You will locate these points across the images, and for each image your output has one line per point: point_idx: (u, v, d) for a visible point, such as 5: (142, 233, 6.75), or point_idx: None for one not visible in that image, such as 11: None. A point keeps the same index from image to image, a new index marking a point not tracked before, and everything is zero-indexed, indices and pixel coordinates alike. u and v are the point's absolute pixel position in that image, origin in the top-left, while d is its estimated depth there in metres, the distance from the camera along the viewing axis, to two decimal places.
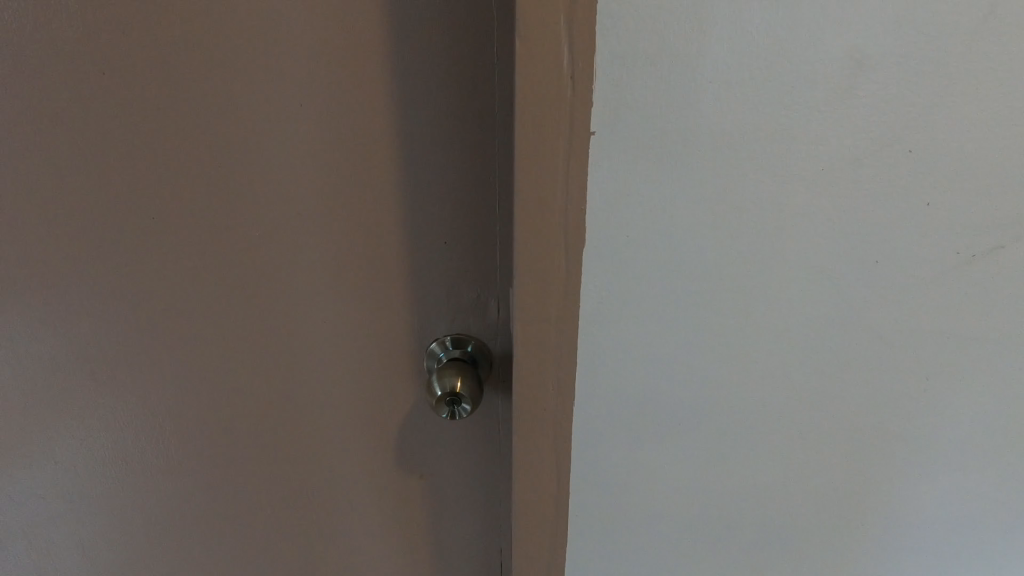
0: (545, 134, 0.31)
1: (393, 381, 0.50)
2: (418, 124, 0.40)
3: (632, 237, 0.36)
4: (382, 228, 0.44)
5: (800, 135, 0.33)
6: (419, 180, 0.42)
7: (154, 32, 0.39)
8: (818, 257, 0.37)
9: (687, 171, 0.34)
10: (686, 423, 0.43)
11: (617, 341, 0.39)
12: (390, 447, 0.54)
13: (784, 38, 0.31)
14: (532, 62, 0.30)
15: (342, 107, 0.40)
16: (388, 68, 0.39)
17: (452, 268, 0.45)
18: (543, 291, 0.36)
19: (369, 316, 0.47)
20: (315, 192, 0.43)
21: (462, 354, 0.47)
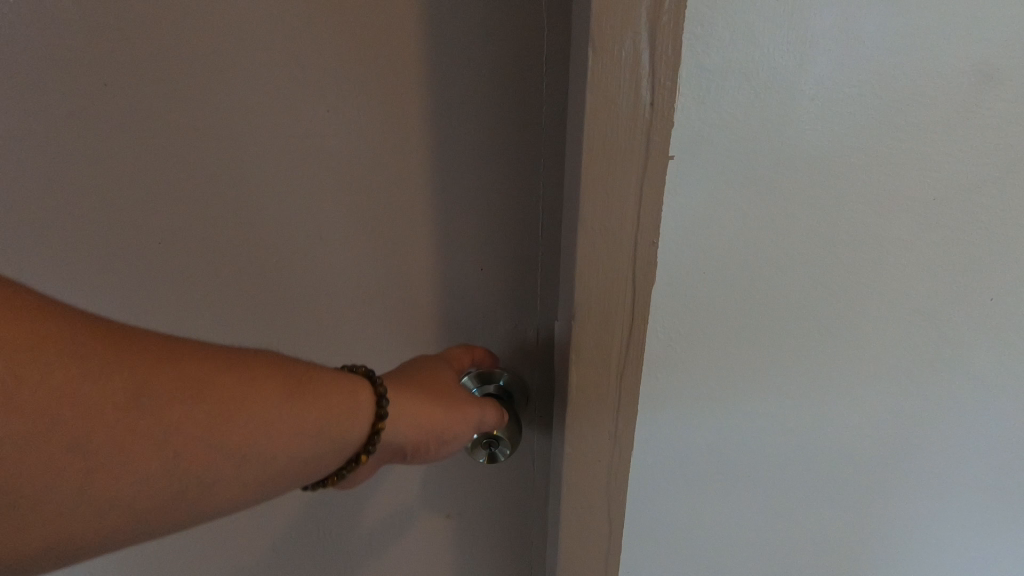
0: (618, 161, 0.27)
1: None
2: (458, 137, 0.35)
3: (708, 273, 0.31)
4: (413, 254, 0.38)
5: (908, 155, 0.29)
6: (459, 201, 0.37)
7: (169, 35, 0.32)
8: (916, 293, 0.32)
9: (771, 198, 0.29)
10: (755, 472, 0.38)
11: (684, 387, 0.35)
12: (412, 486, 0.49)
13: (905, 50, 0.26)
14: (609, 79, 0.25)
15: (376, 122, 0.35)
16: (431, 76, 0.33)
17: (489, 298, 0.40)
18: (604, 330, 0.31)
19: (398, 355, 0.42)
20: (344, 213, 0.37)
21: (497, 391, 0.43)
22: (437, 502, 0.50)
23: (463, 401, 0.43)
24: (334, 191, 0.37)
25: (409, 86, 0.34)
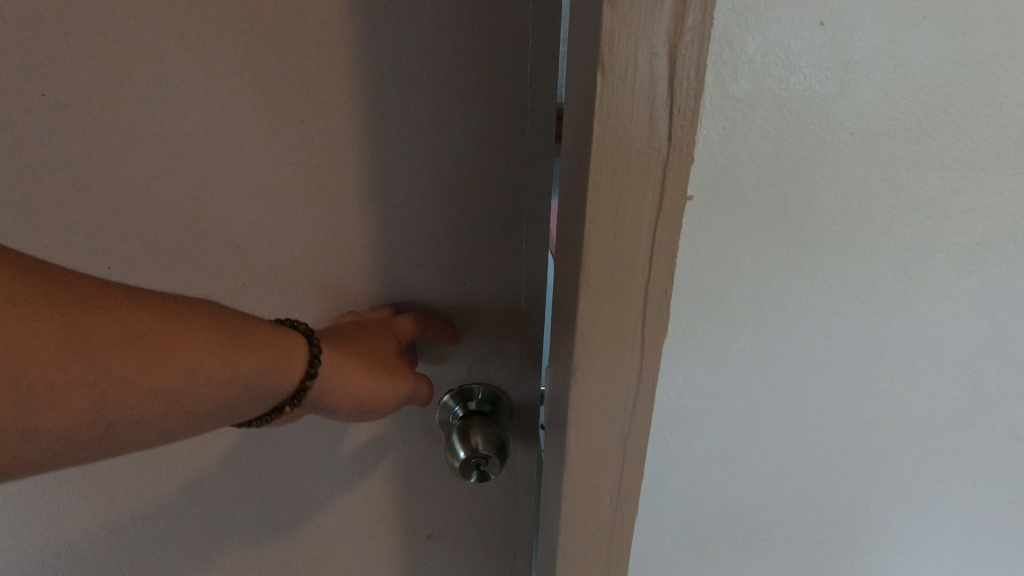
0: (628, 200, 0.23)
1: (391, 459, 0.41)
2: (428, 151, 0.31)
3: (725, 324, 0.28)
4: (393, 267, 0.34)
5: (952, 195, 0.25)
6: (431, 221, 0.33)
7: (86, 40, 0.27)
8: (954, 346, 0.29)
9: (799, 241, 0.26)
10: (769, 531, 0.35)
11: (693, 445, 0.31)
12: (387, 534, 0.44)
13: (957, 77, 0.23)
14: (621, 107, 0.22)
15: (333, 135, 0.30)
16: (397, 85, 0.29)
17: (467, 323, 0.36)
18: (607, 383, 0.28)
19: None
20: (301, 238, 0.33)
21: (483, 400, 0.38)
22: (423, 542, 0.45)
23: (445, 419, 0.38)
24: (299, 202, 0.32)
25: (374, 96, 0.29)
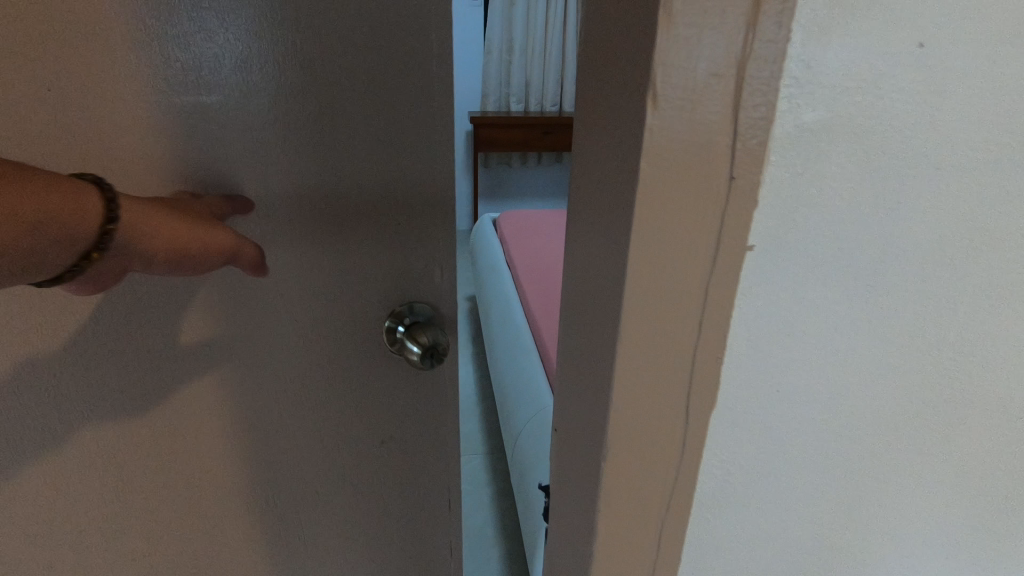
0: (688, 199, 0.20)
1: (303, 380, 0.48)
2: (283, 82, 0.38)
3: (792, 306, 0.27)
4: (272, 189, 0.41)
5: (997, 154, 0.26)
6: (296, 146, 0.40)
7: None
8: (995, 304, 0.30)
9: (865, 209, 0.26)
10: (817, 522, 0.34)
11: (752, 445, 0.29)
12: (303, 454, 0.51)
13: (1006, 38, 0.24)
14: (685, 86, 0.18)
15: (202, 67, 0.37)
16: (252, 24, 0.36)
17: (349, 242, 0.43)
18: (654, 418, 0.24)
19: (268, 309, 0.45)
20: (182, 164, 0.39)
21: (418, 320, 0.46)
22: (348, 446, 0.51)
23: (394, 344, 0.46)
24: (178, 128, 0.38)
25: (237, 34, 0.36)
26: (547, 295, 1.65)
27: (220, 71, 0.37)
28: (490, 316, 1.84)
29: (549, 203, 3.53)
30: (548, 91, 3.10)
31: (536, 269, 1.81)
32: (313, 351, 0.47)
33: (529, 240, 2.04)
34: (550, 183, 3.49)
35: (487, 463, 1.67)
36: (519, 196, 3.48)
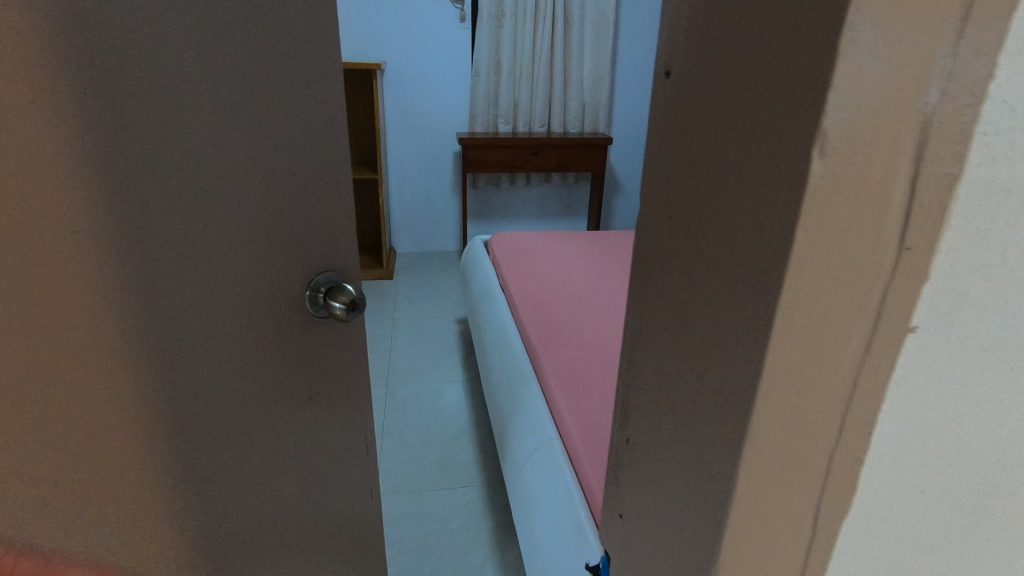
0: (896, 76, 0.25)
1: (180, 315, 0.62)
2: (165, 83, 0.55)
3: (1004, 178, 0.28)
4: (152, 156, 0.56)
5: None
6: (176, 125, 0.56)
7: None
8: None
9: None
10: (992, 413, 0.35)
11: (952, 324, 0.31)
12: (176, 375, 0.64)
13: None
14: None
15: (89, 71, 0.51)
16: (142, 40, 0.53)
17: (214, 198, 0.60)
18: (855, 266, 0.29)
19: (132, 257, 0.58)
20: (73, 148, 0.52)
21: (334, 286, 0.70)
22: (222, 359, 0.67)
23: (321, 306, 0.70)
24: (76, 117, 0.51)
25: (134, 51, 0.53)
26: (544, 317, 1.60)
27: (112, 74, 0.52)
28: (485, 339, 1.78)
29: (537, 224, 3.51)
30: (536, 113, 3.10)
31: (531, 290, 1.76)
32: (248, 310, 0.66)
33: (523, 260, 2.00)
34: (539, 204, 3.47)
35: (484, 494, 1.62)
36: (506, 217, 3.47)
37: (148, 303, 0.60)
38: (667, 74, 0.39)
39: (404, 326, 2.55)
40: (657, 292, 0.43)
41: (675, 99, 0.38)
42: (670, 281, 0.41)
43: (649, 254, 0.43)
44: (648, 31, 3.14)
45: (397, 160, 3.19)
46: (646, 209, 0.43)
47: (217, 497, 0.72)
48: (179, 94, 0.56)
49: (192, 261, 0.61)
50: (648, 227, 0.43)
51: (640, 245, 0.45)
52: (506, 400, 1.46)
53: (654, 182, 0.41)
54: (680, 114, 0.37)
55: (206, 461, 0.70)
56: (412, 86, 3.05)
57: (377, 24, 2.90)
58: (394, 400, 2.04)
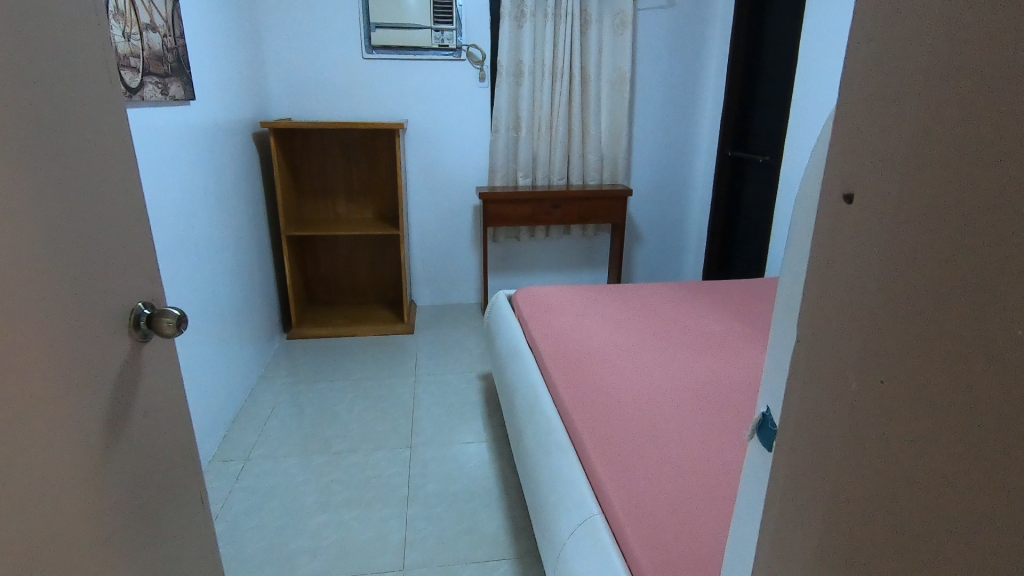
0: None
1: (97, 342, 0.65)
2: (72, 128, 0.61)
3: None
4: (76, 196, 0.62)
5: None
6: (83, 166, 0.63)
7: None
8: None
9: None
10: None
11: None
12: (105, 402, 0.67)
13: None
14: None
15: (34, 119, 0.56)
16: (63, 91, 0.60)
17: (104, 231, 0.67)
18: None
19: (73, 289, 0.61)
20: (41, 193, 0.57)
21: (156, 311, 0.73)
22: (123, 385, 0.70)
23: (148, 336, 0.74)
24: (35, 164, 0.56)
25: (57, 101, 0.59)
26: (581, 383, 1.51)
27: (47, 122, 0.58)
28: (515, 401, 1.71)
29: (557, 276, 3.50)
30: (556, 166, 3.12)
31: (567, 352, 1.69)
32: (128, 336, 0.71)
33: (553, 319, 1.93)
34: (559, 255, 3.47)
35: (518, 570, 1.52)
36: (526, 268, 3.45)
37: (85, 335, 0.63)
38: (845, 198, 0.37)
39: (426, 383, 2.50)
40: (842, 424, 0.39)
41: (857, 224, 0.36)
42: (868, 415, 0.36)
43: (831, 382, 0.39)
44: (665, 85, 3.19)
45: (419, 214, 3.21)
46: (811, 324, 0.41)
47: (147, 529, 0.74)
48: (81, 136, 0.63)
49: (112, 287, 0.68)
50: (818, 347, 0.41)
51: (814, 366, 0.41)
52: (542, 473, 1.36)
53: (833, 304, 0.39)
54: (871, 238, 0.35)
55: (136, 489, 0.72)
56: (435, 144, 3.10)
57: (401, 84, 2.97)
58: (419, 462, 1.97)
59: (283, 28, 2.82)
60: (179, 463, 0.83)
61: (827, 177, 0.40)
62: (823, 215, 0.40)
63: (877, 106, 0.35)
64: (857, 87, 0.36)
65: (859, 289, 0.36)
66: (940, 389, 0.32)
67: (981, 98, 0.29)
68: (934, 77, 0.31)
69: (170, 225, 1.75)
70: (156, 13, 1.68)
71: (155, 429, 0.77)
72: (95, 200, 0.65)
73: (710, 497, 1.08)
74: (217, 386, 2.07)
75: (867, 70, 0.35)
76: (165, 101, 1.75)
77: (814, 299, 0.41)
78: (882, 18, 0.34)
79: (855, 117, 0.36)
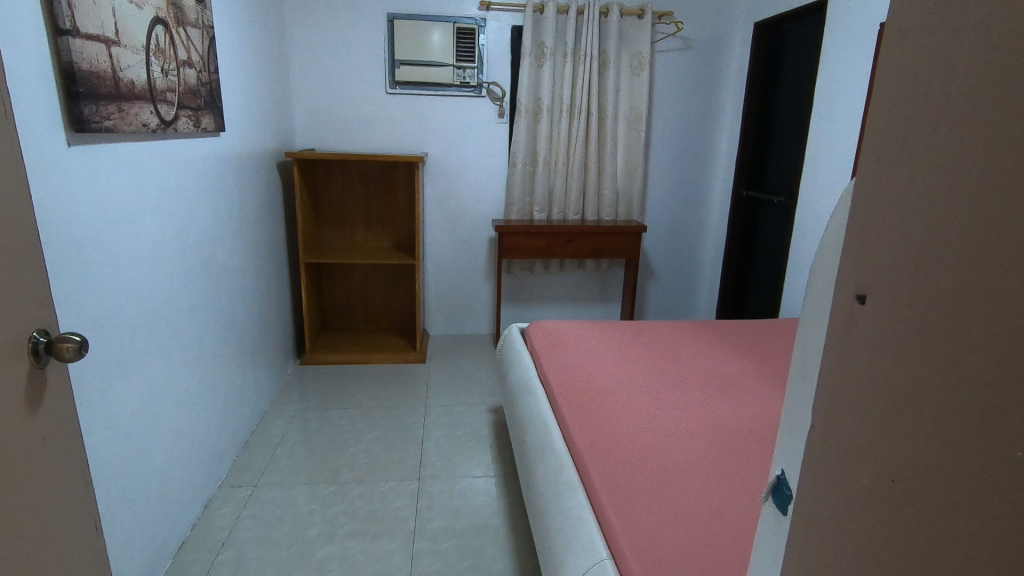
0: None
1: (21, 356, 0.76)
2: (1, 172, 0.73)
3: None
4: (18, 241, 0.76)
5: None
6: (16, 210, 0.76)
7: None
8: None
9: None
10: None
11: None
12: (23, 408, 0.76)
13: None
14: None
15: None
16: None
17: (38, 264, 0.80)
18: None
19: (11, 311, 0.75)
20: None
21: (55, 337, 0.80)
22: (42, 397, 0.80)
23: (45, 361, 0.80)
24: None
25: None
26: (592, 424, 1.50)
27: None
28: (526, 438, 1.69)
29: (569, 309, 3.50)
30: (572, 201, 3.16)
31: (576, 393, 1.67)
32: (39, 359, 0.79)
33: (566, 356, 1.93)
34: (572, 289, 3.48)
35: None
36: (540, 301, 3.47)
37: (15, 349, 0.75)
38: (858, 298, 0.37)
39: (436, 414, 2.50)
40: (856, 523, 0.38)
41: (872, 328, 0.36)
42: (886, 517, 0.35)
43: (844, 480, 0.39)
44: (680, 125, 3.24)
45: (435, 245, 3.25)
46: (823, 418, 0.41)
47: (53, 530, 0.81)
48: (10, 181, 0.75)
49: (41, 312, 0.80)
50: (829, 445, 0.40)
51: (822, 458, 0.41)
52: (551, 517, 1.34)
53: (847, 403, 0.38)
54: (887, 342, 0.35)
55: (49, 489, 0.80)
56: (453, 176, 3.16)
57: (422, 118, 3.05)
58: (426, 495, 1.96)
59: (311, 63, 2.93)
60: (75, 477, 0.86)
61: (840, 276, 0.39)
62: (836, 314, 0.40)
63: (892, 211, 0.35)
64: (871, 190, 0.36)
65: (872, 390, 0.36)
66: (963, 497, 0.31)
67: (992, 221, 0.29)
68: (948, 194, 0.31)
69: (193, 252, 1.80)
70: (193, 50, 1.76)
71: (69, 439, 0.85)
72: (10, 226, 0.75)
73: (724, 548, 1.05)
74: (229, 411, 2.09)
75: (880, 175, 0.36)
76: (196, 132, 1.81)
77: (825, 394, 0.40)
78: (895, 124, 0.35)
79: (871, 218, 0.36)
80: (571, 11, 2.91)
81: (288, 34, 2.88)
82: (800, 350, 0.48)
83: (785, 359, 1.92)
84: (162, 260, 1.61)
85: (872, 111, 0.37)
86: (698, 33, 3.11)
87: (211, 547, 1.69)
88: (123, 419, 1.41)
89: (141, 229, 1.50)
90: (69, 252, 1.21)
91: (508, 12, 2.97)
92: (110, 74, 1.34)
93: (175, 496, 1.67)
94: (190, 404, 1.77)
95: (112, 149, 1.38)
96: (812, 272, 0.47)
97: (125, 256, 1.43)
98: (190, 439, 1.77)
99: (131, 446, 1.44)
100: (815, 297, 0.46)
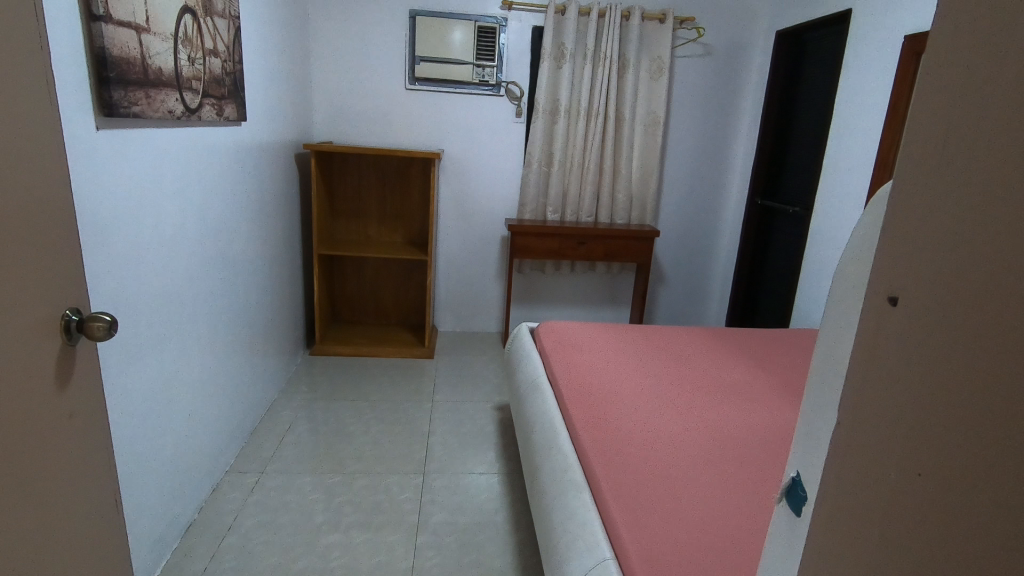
0: None
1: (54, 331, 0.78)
2: (41, 154, 0.75)
3: None
4: (56, 217, 0.78)
5: None
6: (54, 190, 0.78)
7: None
8: None
9: None
10: None
11: None
12: (52, 377, 0.78)
13: None
14: None
15: (15, 155, 0.70)
16: (40, 129, 0.74)
17: (74, 243, 0.82)
18: None
19: (46, 289, 0.76)
20: (25, 212, 0.72)
21: (88, 316, 0.82)
22: (70, 370, 0.81)
23: (76, 339, 0.82)
24: (23, 191, 0.72)
25: (36, 141, 0.73)
26: (600, 424, 1.50)
27: (26, 160, 0.72)
28: (532, 435, 1.70)
29: (579, 311, 3.51)
30: (585, 203, 3.16)
31: (586, 393, 1.68)
32: (71, 335, 0.81)
33: (577, 357, 1.93)
34: (582, 291, 3.48)
35: None
36: (550, 302, 3.48)
37: (48, 322, 0.77)
38: (890, 300, 0.38)
39: (443, 410, 2.51)
40: (877, 518, 0.38)
41: (902, 328, 0.37)
42: (904, 515, 0.36)
43: (868, 476, 0.39)
44: (698, 132, 3.23)
45: (447, 241, 3.27)
46: (847, 419, 0.41)
47: (74, 502, 0.82)
48: (52, 162, 0.77)
49: (76, 290, 0.83)
50: (854, 447, 0.40)
51: (846, 452, 0.41)
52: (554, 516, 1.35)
53: (873, 404, 0.39)
54: (918, 341, 0.35)
55: (73, 461, 0.82)
56: (468, 174, 3.17)
57: (439, 115, 3.07)
58: (429, 490, 1.97)
59: (332, 56, 2.95)
60: (97, 451, 0.88)
61: (872, 279, 0.40)
62: (867, 315, 0.40)
63: (927, 215, 0.35)
64: (911, 192, 0.37)
65: (902, 393, 0.37)
66: (988, 499, 0.31)
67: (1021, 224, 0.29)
68: (983, 198, 0.32)
69: (211, 238, 1.83)
70: (219, 39, 1.78)
71: (95, 413, 0.87)
72: (45, 203, 0.76)
73: (725, 555, 1.05)
74: (239, 397, 2.11)
75: (918, 179, 0.36)
76: (219, 121, 1.84)
77: (850, 398, 0.41)
78: (935, 130, 0.35)
79: (908, 221, 0.37)
80: (593, 14, 2.91)
81: (311, 28, 2.90)
82: (821, 355, 0.48)
83: (798, 371, 1.90)
84: (180, 246, 1.64)
85: (911, 117, 0.37)
86: (719, 39, 3.10)
87: (218, 531, 1.71)
88: (136, 402, 1.43)
89: (162, 213, 1.53)
90: (91, 232, 1.23)
91: (530, 13, 2.98)
92: (139, 61, 1.36)
93: (183, 478, 1.69)
94: (201, 389, 1.80)
95: (137, 134, 1.40)
96: (836, 280, 0.47)
97: (145, 239, 1.45)
98: (201, 424, 1.80)
99: (142, 427, 1.46)
100: (839, 304, 0.47)
